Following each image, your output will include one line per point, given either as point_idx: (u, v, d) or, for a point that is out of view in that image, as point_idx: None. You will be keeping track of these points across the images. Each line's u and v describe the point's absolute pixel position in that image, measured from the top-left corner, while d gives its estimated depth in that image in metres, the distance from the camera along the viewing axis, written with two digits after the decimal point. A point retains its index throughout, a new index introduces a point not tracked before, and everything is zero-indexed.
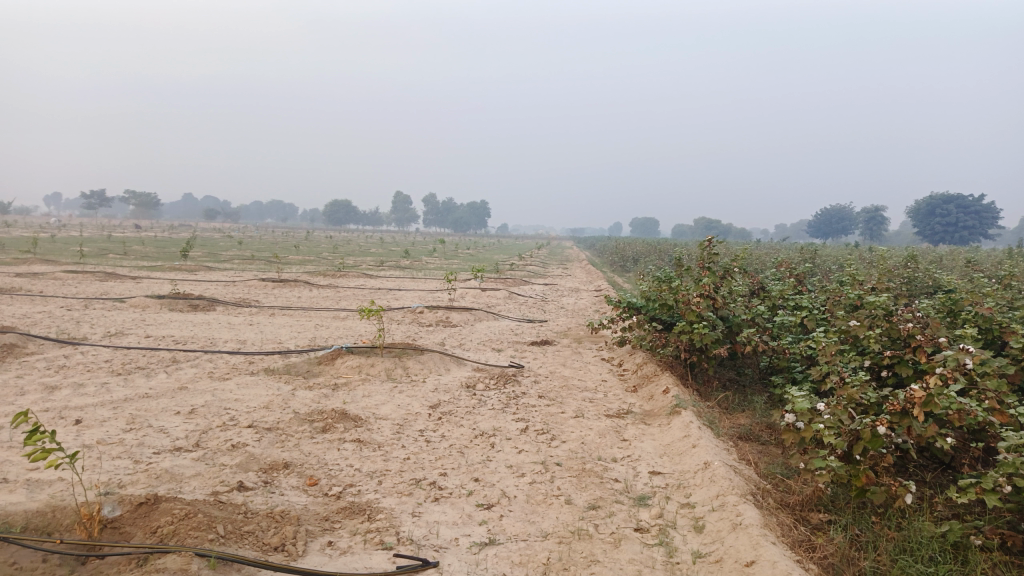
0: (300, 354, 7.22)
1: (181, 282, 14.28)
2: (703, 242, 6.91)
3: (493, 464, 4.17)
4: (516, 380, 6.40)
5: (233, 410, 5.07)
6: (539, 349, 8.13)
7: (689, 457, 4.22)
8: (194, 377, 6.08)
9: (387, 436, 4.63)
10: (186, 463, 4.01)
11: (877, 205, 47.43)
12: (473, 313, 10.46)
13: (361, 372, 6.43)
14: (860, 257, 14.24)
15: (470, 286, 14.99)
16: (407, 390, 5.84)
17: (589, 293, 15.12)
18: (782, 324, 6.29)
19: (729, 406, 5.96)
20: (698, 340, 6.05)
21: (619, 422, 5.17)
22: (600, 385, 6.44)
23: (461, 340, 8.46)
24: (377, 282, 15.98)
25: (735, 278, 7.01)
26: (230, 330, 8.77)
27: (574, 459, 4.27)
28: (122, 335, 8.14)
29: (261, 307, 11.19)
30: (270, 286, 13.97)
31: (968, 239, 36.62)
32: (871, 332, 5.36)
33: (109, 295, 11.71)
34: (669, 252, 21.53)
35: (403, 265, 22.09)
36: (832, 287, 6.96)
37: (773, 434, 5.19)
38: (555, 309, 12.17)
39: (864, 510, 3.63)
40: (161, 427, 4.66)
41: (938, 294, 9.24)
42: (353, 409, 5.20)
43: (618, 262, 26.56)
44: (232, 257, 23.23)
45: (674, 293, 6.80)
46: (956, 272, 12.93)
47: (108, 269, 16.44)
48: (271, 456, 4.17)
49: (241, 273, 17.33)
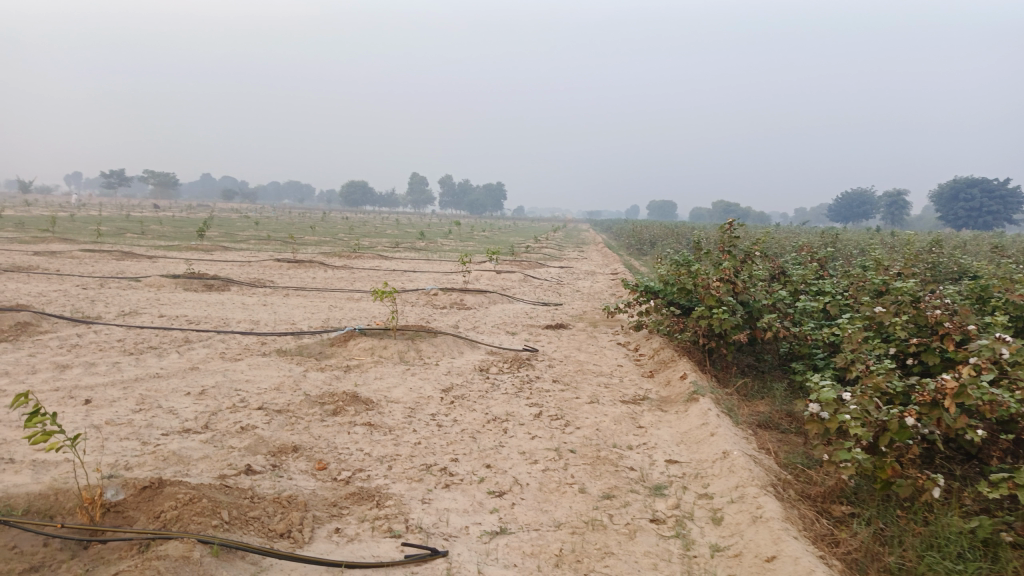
0: (313, 335, 7.16)
1: (197, 261, 14.29)
2: (723, 225, 6.74)
3: (506, 450, 4.08)
4: (530, 364, 6.30)
5: (243, 392, 5.01)
6: (554, 333, 8.02)
7: (707, 446, 4.11)
8: (206, 357, 6.03)
9: (398, 420, 4.55)
10: (194, 445, 3.96)
11: (899, 189, 46.73)
12: (488, 296, 10.37)
13: (373, 354, 6.36)
14: (882, 242, 13.96)
15: (484, 268, 14.88)
16: (419, 373, 5.76)
17: (605, 277, 14.96)
18: (804, 309, 6.13)
19: (748, 393, 5.83)
20: (716, 325, 5.91)
21: (635, 408, 5.05)
22: (615, 371, 6.32)
23: (475, 323, 8.37)
24: (392, 263, 15.92)
25: (756, 262, 6.84)
26: (243, 310, 8.73)
27: (589, 446, 4.16)
28: (136, 315, 8.12)
29: (276, 287, 11.15)
30: (284, 266, 13.94)
31: (992, 224, 35.95)
32: (897, 319, 5.20)
33: (125, 275, 11.72)
34: (686, 235, 21.29)
35: (418, 247, 22.03)
36: (855, 273, 6.79)
37: (793, 423, 5.07)
38: (571, 292, 12.04)
39: (889, 503, 3.51)
40: (170, 407, 4.61)
41: (964, 279, 9.02)
42: (365, 392, 5.12)
43: (634, 245, 26.32)
44: (249, 238, 23.25)
45: (692, 277, 6.65)
46: (981, 257, 12.64)
47: (124, 248, 16.49)
48: (280, 439, 4.10)
49: (257, 253, 17.33)
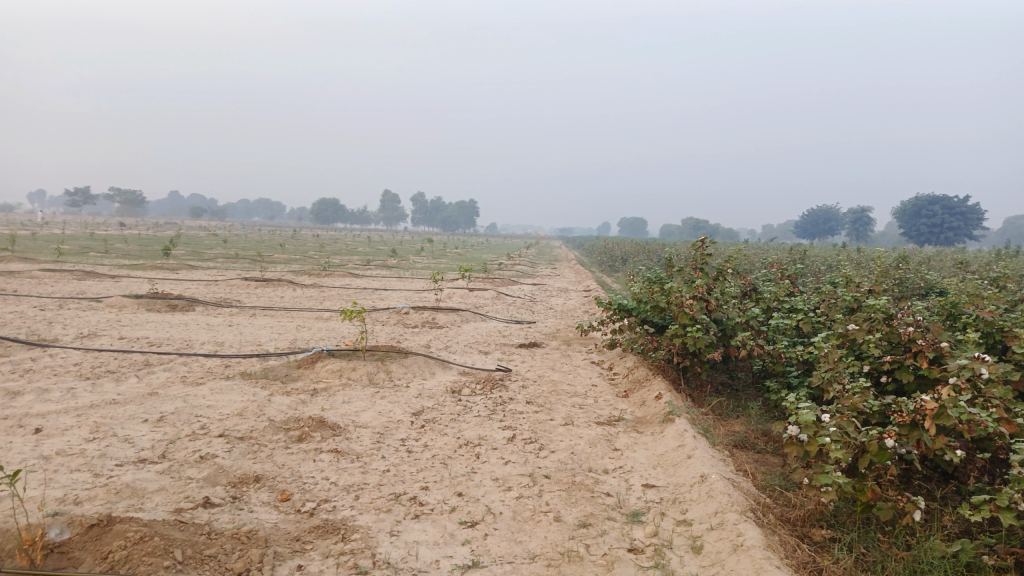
0: (280, 357, 6.96)
1: (161, 280, 13.95)
2: (696, 242, 6.70)
3: (478, 476, 3.94)
4: (503, 385, 6.17)
5: (204, 418, 4.81)
6: (527, 352, 7.91)
7: (684, 469, 4.01)
8: (166, 381, 5.81)
9: (366, 446, 4.39)
10: (149, 476, 3.76)
11: (863, 206, 47.67)
12: (460, 314, 10.23)
13: (342, 377, 6.18)
14: (850, 259, 14.11)
15: (456, 286, 14.74)
16: (389, 396, 5.59)
17: (578, 294, 14.92)
18: (777, 327, 6.10)
19: (723, 413, 5.76)
20: (691, 343, 5.84)
21: (610, 430, 4.95)
22: (590, 391, 6.22)
23: (447, 342, 8.22)
24: (363, 282, 15.72)
25: (728, 279, 6.80)
26: (208, 332, 8.48)
27: (564, 471, 4.04)
28: (95, 337, 7.84)
29: (243, 307, 10.89)
30: (252, 285, 13.66)
31: (954, 240, 36.74)
32: (871, 337, 5.18)
33: (85, 295, 11.37)
34: (657, 252, 21.37)
35: (390, 265, 21.83)
36: (827, 289, 6.79)
37: (770, 443, 5.01)
38: (544, 310, 11.95)
39: (869, 527, 3.44)
40: (126, 435, 4.40)
41: (931, 295, 9.10)
42: (332, 417, 4.95)
43: (606, 262, 26.37)
44: (217, 256, 22.86)
45: (665, 295, 6.59)
46: (947, 273, 12.82)
47: (86, 267, 16.07)
48: (241, 469, 3.91)
49: (224, 272, 17.02)
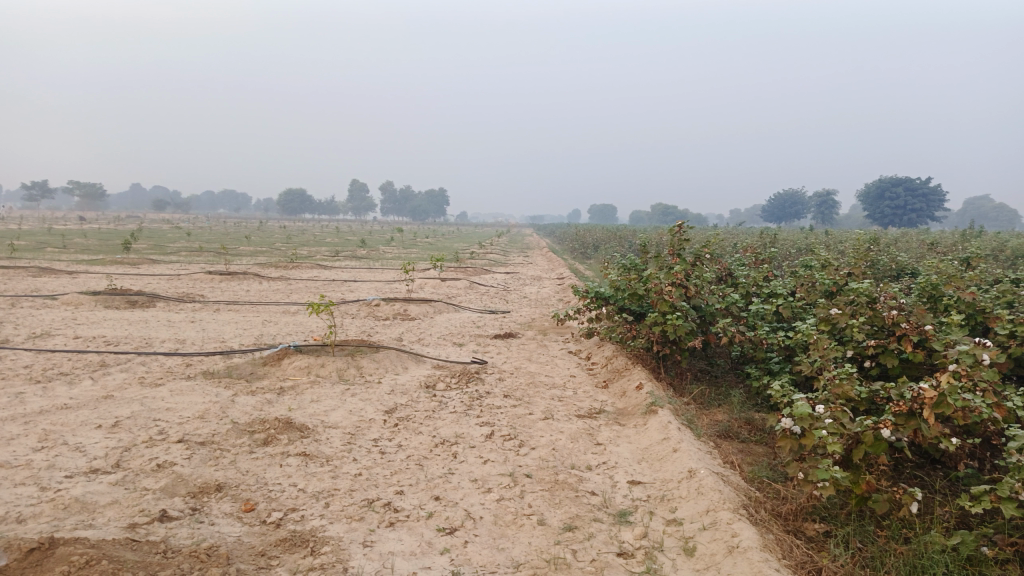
0: (245, 354, 6.66)
1: (121, 276, 13.47)
2: (673, 227, 6.53)
3: (456, 478, 3.74)
4: (479, 378, 5.96)
5: (162, 422, 4.53)
6: (502, 343, 7.71)
7: (670, 464, 3.85)
8: (123, 383, 5.49)
9: (336, 448, 4.16)
10: (101, 489, 3.48)
11: (829, 189, 48.28)
12: (432, 305, 9.99)
13: (310, 374, 5.92)
14: (819, 241, 14.12)
15: (427, 276, 14.48)
16: (360, 393, 5.35)
17: (551, 282, 14.76)
18: (758, 313, 5.96)
19: (705, 402, 5.63)
20: (671, 331, 5.68)
21: (592, 424, 4.77)
22: (568, 382, 6.05)
23: (420, 335, 7.98)
24: (332, 273, 15.35)
25: (706, 264, 6.65)
26: (170, 329, 8.13)
27: (546, 470, 3.86)
28: (48, 337, 7.44)
29: (207, 302, 10.52)
30: (216, 279, 13.23)
31: (916, 221, 37.33)
32: (853, 321, 5.06)
33: (39, 292, 10.88)
34: (629, 238, 21.27)
35: (359, 255, 21.45)
36: (805, 273, 6.67)
37: (754, 432, 4.88)
38: (517, 299, 11.75)
39: (864, 520, 3.31)
40: (77, 443, 4.11)
41: (904, 277, 9.08)
42: (300, 417, 4.70)
43: (577, 250, 26.25)
44: (180, 249, 22.31)
45: (644, 282, 6.42)
46: (916, 254, 12.88)
47: (42, 263, 15.46)
48: (202, 478, 3.66)
49: (187, 265, 16.53)
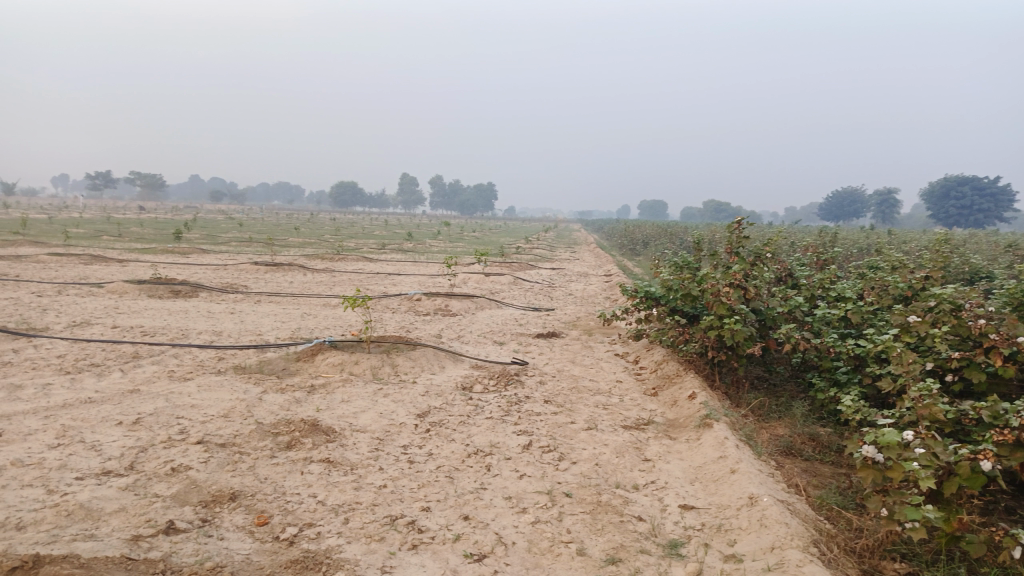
0: (279, 348, 6.46)
1: (169, 265, 13.58)
2: (731, 224, 6.05)
3: (489, 495, 3.41)
4: (519, 380, 5.63)
5: (184, 421, 4.31)
6: (545, 342, 7.36)
7: (728, 488, 3.45)
8: (151, 377, 5.32)
9: (363, 455, 3.88)
10: (109, 494, 3.25)
11: (890, 187, 46.52)
12: (475, 301, 9.69)
13: (343, 371, 5.67)
14: (882, 241, 13.38)
15: (471, 271, 14.17)
16: (393, 394, 5.07)
17: (597, 280, 14.34)
18: (824, 318, 5.47)
19: (764, 415, 5.19)
20: (728, 337, 5.23)
21: (639, 436, 4.38)
22: (614, 387, 5.66)
23: (460, 332, 7.68)
24: (376, 266, 15.24)
25: (767, 264, 6.16)
26: (208, 320, 8.01)
27: (587, 489, 3.49)
28: (87, 326, 7.38)
29: (249, 293, 10.42)
30: (261, 270, 13.21)
31: (983, 222, 35.58)
32: (935, 330, 4.54)
33: (87, 280, 10.95)
34: (679, 235, 20.65)
35: (405, 248, 21.37)
36: (877, 276, 6.13)
37: (819, 452, 4.43)
38: (562, 296, 11.37)
39: (953, 561, 2.86)
40: (94, 441, 3.91)
41: (980, 280, 8.41)
42: (327, 419, 4.43)
43: (627, 246, 25.69)
44: (231, 239, 22.59)
45: (698, 282, 5.97)
46: (990, 256, 12.05)
47: (97, 251, 15.73)
48: (217, 485, 3.41)
49: (235, 256, 16.64)
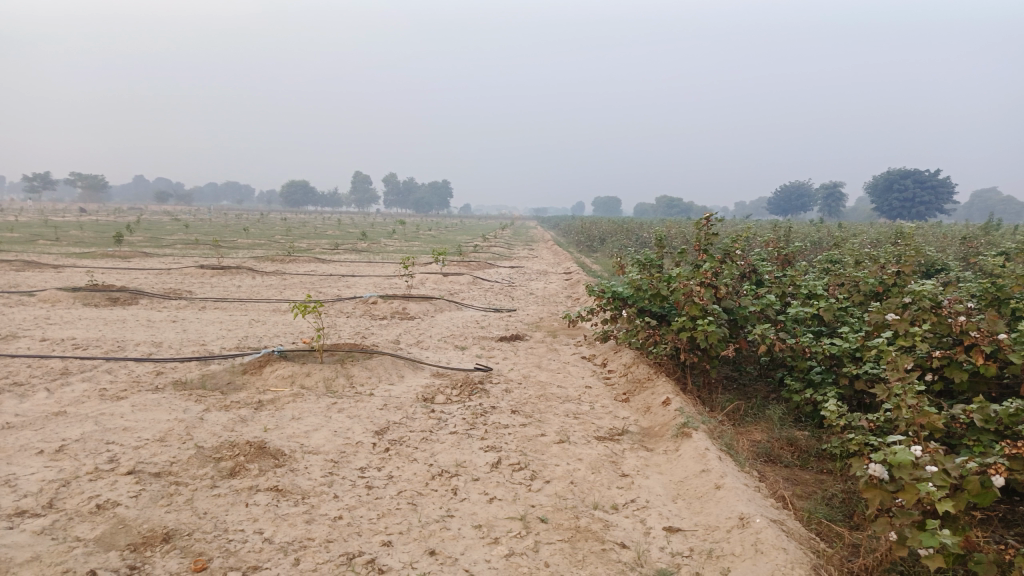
0: (224, 360, 6.01)
1: (107, 271, 12.87)
2: (699, 220, 5.81)
3: (457, 523, 3.10)
4: (483, 389, 5.32)
5: (115, 447, 3.88)
6: (508, 346, 7.06)
7: (714, 506, 3.20)
8: (80, 396, 4.84)
9: (316, 481, 3.53)
10: (21, 540, 2.83)
11: (837, 182, 47.50)
12: (434, 303, 9.33)
13: (294, 385, 5.27)
14: (838, 235, 13.41)
15: (428, 271, 13.79)
16: (349, 409, 4.71)
17: (557, 278, 14.10)
18: (797, 317, 5.27)
19: (740, 419, 4.98)
20: (701, 339, 4.99)
21: (614, 448, 4.12)
22: (583, 394, 5.39)
23: (419, 337, 7.33)
24: (330, 268, 14.74)
25: (736, 261, 5.95)
26: (148, 330, 7.49)
27: (564, 512, 3.21)
28: (13, 339, 6.80)
29: (194, 299, 9.87)
30: (208, 274, 12.60)
31: (926, 214, 36.50)
32: (915, 329, 4.35)
33: (17, 289, 10.23)
34: (636, 231, 20.56)
35: (360, 248, 20.83)
36: (848, 272, 5.96)
37: (801, 459, 4.23)
38: (523, 296, 11.08)
39: None
40: (9, 475, 3.46)
41: (940, 272, 8.38)
42: (276, 440, 4.06)
43: (583, 243, 25.56)
44: (175, 242, 21.77)
45: (667, 281, 5.73)
46: (943, 248, 12.13)
47: (30, 257, 14.87)
48: (149, 524, 3.02)
49: (180, 259, 15.95)
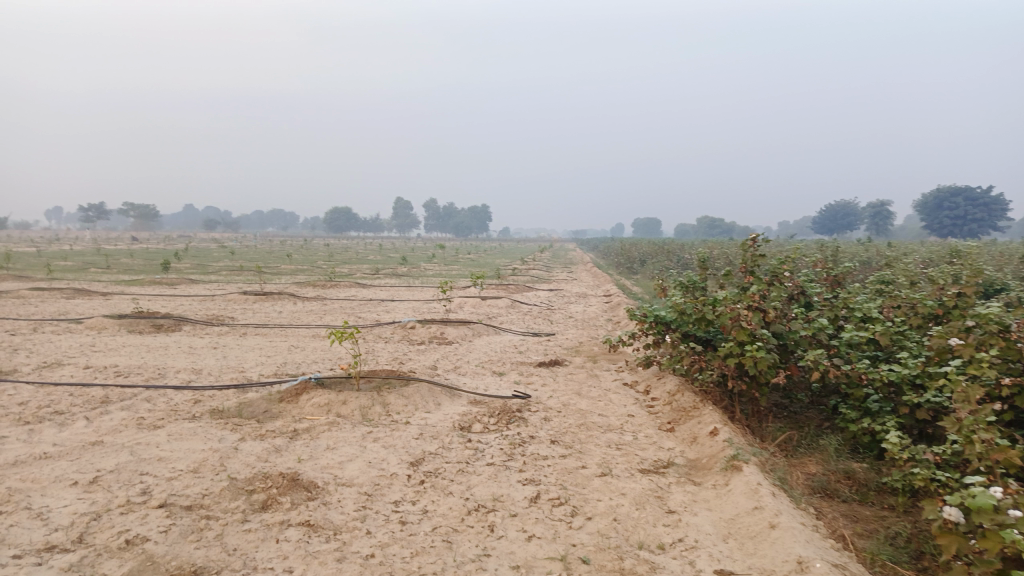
0: (261, 388, 5.97)
1: (153, 297, 13.12)
2: (745, 241, 5.60)
3: (495, 563, 2.95)
4: (522, 417, 5.16)
5: (149, 478, 3.83)
6: (547, 372, 6.90)
7: (769, 547, 2.99)
8: (118, 425, 4.83)
9: (349, 516, 3.41)
10: None
11: (884, 201, 46.33)
12: (472, 327, 9.23)
13: (330, 413, 5.19)
14: (890, 255, 12.95)
15: (467, 295, 13.73)
16: (384, 438, 4.60)
17: (597, 301, 13.89)
18: (851, 341, 5.00)
19: (792, 450, 4.72)
20: (750, 365, 4.76)
21: (659, 482, 3.92)
22: (626, 423, 5.20)
23: (456, 362, 7.22)
24: (370, 292, 14.80)
25: (785, 283, 5.70)
26: (189, 357, 7.53)
27: (607, 552, 3.03)
28: (59, 367, 6.90)
29: (236, 325, 9.94)
30: (250, 300, 12.75)
31: (979, 232, 35.29)
32: (982, 353, 4.07)
33: (67, 316, 10.46)
34: (677, 253, 20.24)
35: (400, 273, 20.96)
36: (905, 294, 5.66)
37: (861, 493, 3.97)
38: (562, 319, 10.91)
39: None
40: (42, 508, 3.41)
41: (1003, 292, 7.95)
42: (309, 471, 3.96)
43: (623, 265, 25.29)
44: (221, 268, 22.19)
45: (713, 305, 5.51)
46: (1003, 267, 11.59)
47: (81, 285, 15.27)
48: (177, 561, 2.93)
49: (225, 286, 16.22)
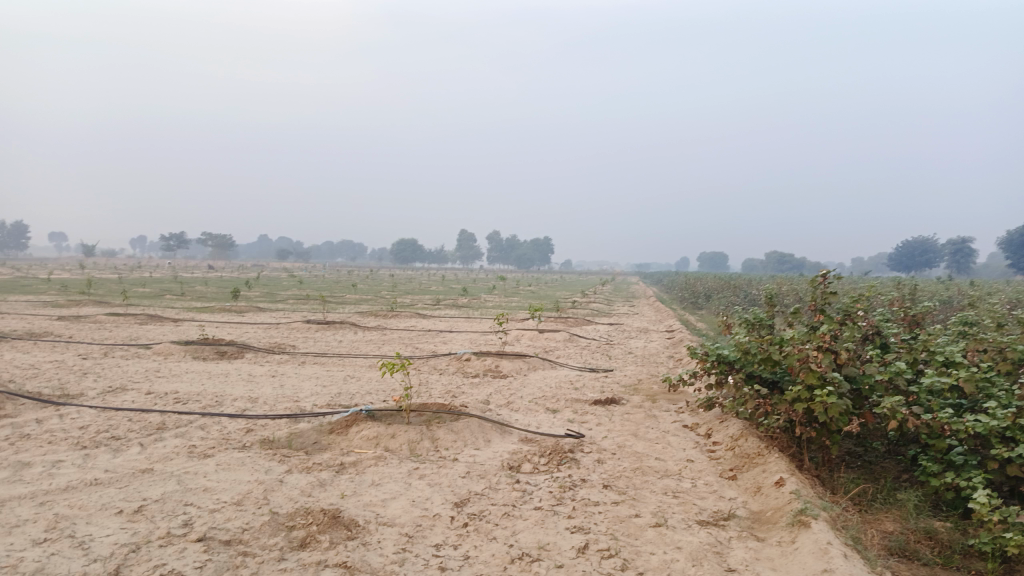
0: (313, 418, 5.94)
1: (220, 324, 13.46)
2: (815, 278, 5.28)
3: None
4: (574, 458, 4.95)
5: (192, 509, 3.79)
6: (603, 410, 6.67)
7: None
8: (170, 453, 4.84)
9: (388, 558, 3.27)
10: None
11: (965, 237, 44.25)
12: (528, 361, 9.07)
13: (378, 447, 5.10)
14: (973, 295, 12.22)
15: (525, 328, 13.60)
16: (430, 476, 4.46)
17: (658, 337, 13.55)
18: (932, 388, 4.62)
19: (867, 505, 4.35)
20: (820, 411, 4.44)
21: (718, 536, 3.65)
22: (685, 468, 4.92)
23: (510, 397, 7.06)
24: (430, 323, 14.85)
25: (859, 322, 5.35)
26: (246, 384, 7.60)
27: None
28: (122, 392, 7.05)
29: (295, 354, 10.04)
30: (312, 328, 12.93)
31: None
32: None
33: (137, 341, 10.80)
34: (743, 289, 19.69)
35: (461, 304, 21.06)
36: (993, 337, 5.23)
37: (946, 557, 3.60)
38: (621, 355, 10.64)
39: None
40: (85, 536, 3.39)
41: None
42: (351, 508, 3.85)
43: (687, 300, 24.77)
44: (288, 296, 22.76)
45: (780, 345, 5.20)
46: None
47: (155, 311, 15.81)
48: None
49: (289, 314, 16.57)
